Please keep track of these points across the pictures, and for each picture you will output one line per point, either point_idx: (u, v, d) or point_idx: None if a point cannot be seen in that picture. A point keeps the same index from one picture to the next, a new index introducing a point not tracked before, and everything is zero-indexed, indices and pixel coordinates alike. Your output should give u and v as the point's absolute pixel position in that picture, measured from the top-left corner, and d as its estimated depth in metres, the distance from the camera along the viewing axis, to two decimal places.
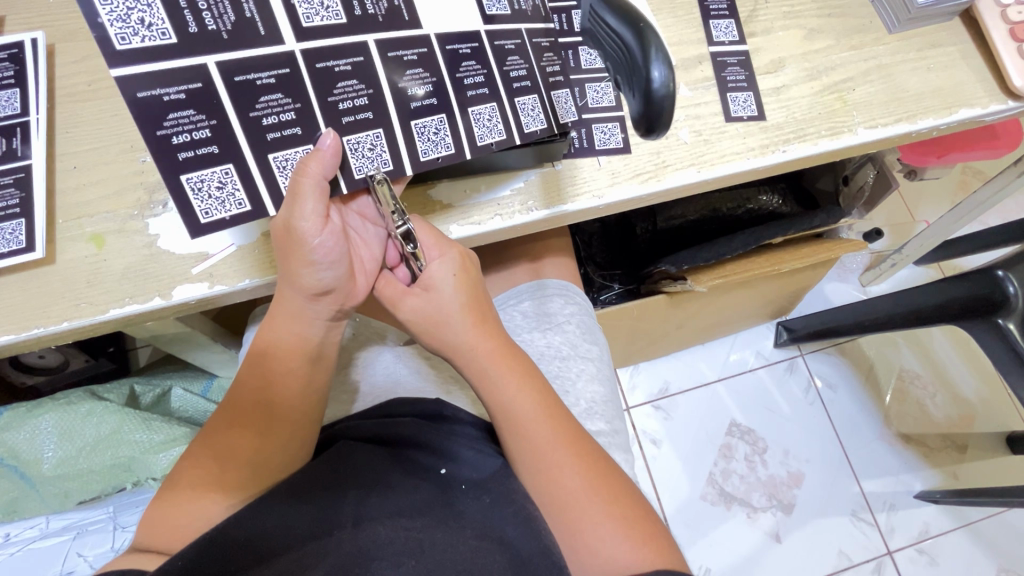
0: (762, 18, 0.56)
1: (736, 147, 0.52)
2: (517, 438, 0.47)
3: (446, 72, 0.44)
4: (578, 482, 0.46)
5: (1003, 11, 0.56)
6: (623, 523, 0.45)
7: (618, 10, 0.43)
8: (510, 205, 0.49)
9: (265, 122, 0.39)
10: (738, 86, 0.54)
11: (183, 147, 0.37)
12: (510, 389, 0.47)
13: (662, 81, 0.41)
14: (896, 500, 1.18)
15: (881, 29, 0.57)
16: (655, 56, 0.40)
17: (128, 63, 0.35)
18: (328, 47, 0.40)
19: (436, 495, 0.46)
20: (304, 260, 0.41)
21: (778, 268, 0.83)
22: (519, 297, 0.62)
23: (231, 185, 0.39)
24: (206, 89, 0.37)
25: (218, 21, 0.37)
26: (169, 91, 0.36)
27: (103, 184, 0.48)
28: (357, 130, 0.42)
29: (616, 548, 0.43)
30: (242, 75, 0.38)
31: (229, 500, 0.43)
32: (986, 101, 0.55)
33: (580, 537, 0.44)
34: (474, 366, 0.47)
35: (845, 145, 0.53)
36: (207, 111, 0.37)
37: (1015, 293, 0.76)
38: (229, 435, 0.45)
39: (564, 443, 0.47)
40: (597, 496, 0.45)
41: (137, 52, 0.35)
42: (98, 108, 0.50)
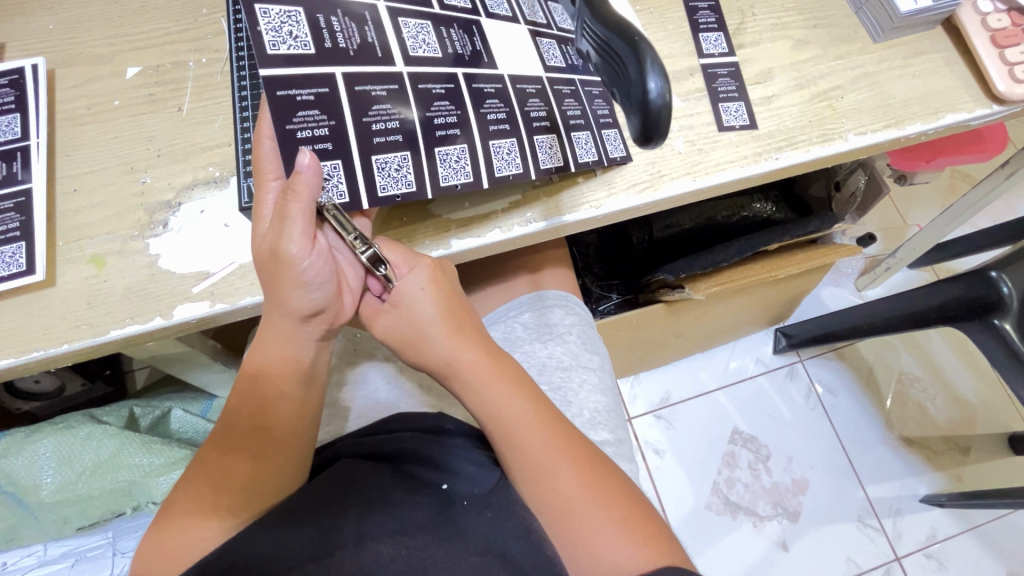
0: (749, 30, 0.58)
1: (730, 155, 0.53)
2: (511, 450, 0.47)
3: (517, 104, 0.48)
4: (577, 488, 0.45)
5: (982, 19, 0.57)
6: (625, 527, 0.44)
7: (605, 26, 0.42)
8: (509, 217, 0.50)
9: (374, 128, 0.42)
10: (730, 97, 0.55)
11: (308, 141, 0.39)
12: (499, 400, 0.47)
13: (656, 95, 0.40)
14: (901, 505, 1.17)
15: (866, 38, 0.59)
16: (652, 69, 0.39)
17: (273, 71, 0.38)
18: (432, 75, 0.45)
19: (437, 512, 0.45)
20: (293, 284, 0.41)
21: (776, 276, 0.84)
22: (520, 309, 0.62)
23: (336, 179, 0.41)
24: (338, 95, 0.40)
25: (348, 41, 0.42)
26: (303, 91, 0.39)
27: (104, 205, 0.48)
28: (447, 143, 0.44)
29: (618, 554, 0.43)
30: (362, 86, 0.41)
31: (225, 525, 0.42)
32: (972, 106, 0.56)
33: (582, 547, 0.43)
34: (459, 373, 0.47)
35: (836, 151, 0.54)
36: (333, 112, 0.40)
37: (1010, 294, 0.78)
38: (224, 461, 0.44)
39: (557, 450, 0.47)
40: (595, 501, 0.45)
41: (282, 59, 0.39)
42: (99, 131, 0.50)
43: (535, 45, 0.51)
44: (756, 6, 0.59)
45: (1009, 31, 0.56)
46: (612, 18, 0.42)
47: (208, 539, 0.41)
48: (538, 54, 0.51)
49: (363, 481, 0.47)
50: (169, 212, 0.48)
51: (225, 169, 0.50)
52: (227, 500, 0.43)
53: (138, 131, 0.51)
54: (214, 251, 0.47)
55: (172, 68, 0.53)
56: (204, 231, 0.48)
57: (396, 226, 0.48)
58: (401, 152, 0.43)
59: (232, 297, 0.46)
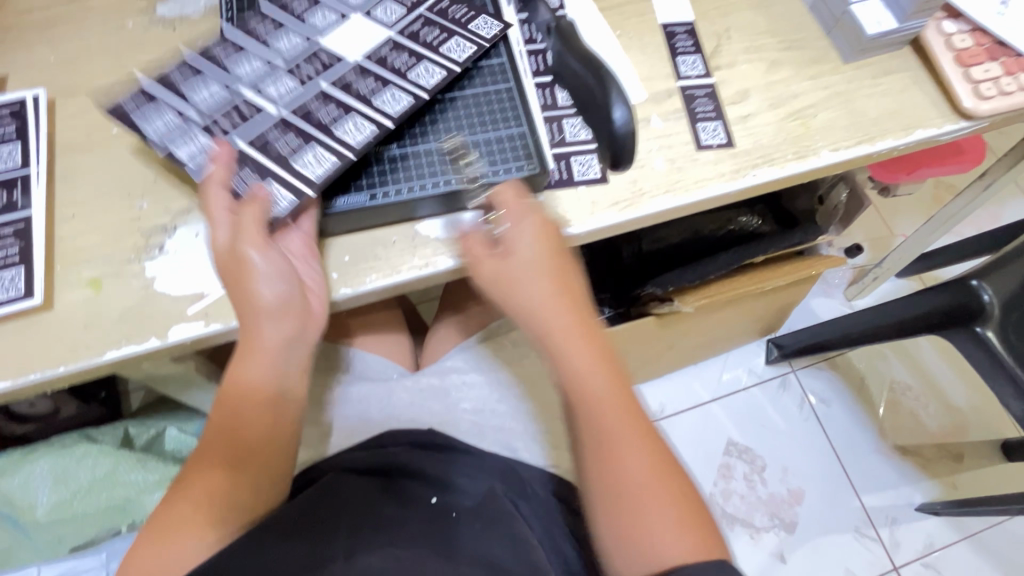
0: (725, 53, 0.61)
1: (709, 172, 0.55)
2: (586, 408, 0.45)
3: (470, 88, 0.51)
4: (643, 464, 0.43)
5: (947, 40, 0.59)
6: (684, 516, 0.42)
7: (580, 57, 0.53)
8: (495, 235, 0.51)
9: (341, 126, 0.48)
10: (707, 117, 0.57)
11: (221, 165, 0.47)
12: (581, 361, 0.45)
13: (622, 121, 0.50)
14: (897, 514, 1.18)
15: (837, 59, 0.61)
16: (617, 99, 0.50)
17: (194, 127, 0.48)
18: (341, 92, 0.49)
19: (431, 526, 0.46)
20: (251, 282, 0.44)
21: (762, 286, 0.89)
22: (508, 327, 0.64)
23: (323, 165, 0.46)
24: (260, 126, 0.48)
25: (298, 79, 0.50)
26: (223, 130, 0.48)
27: (101, 230, 0.49)
28: (411, 122, 0.48)
29: (675, 541, 0.41)
30: (318, 103, 0.49)
31: (206, 538, 0.41)
32: (940, 122, 0.59)
33: (642, 529, 0.41)
34: (542, 329, 0.46)
35: (811, 167, 0.56)
36: (244, 137, 0.48)
37: (990, 301, 0.82)
38: (202, 473, 0.44)
39: (632, 431, 0.44)
40: (658, 489, 0.42)
41: (202, 114, 0.49)
42: (97, 158, 0.52)
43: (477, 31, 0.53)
44: (731, 30, 0.62)
45: (972, 50, 0.59)
46: (583, 53, 0.53)
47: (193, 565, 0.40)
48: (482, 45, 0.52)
49: (354, 498, 0.47)
50: (164, 236, 0.50)
51: None
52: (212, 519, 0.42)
53: (135, 157, 0.52)
54: (208, 273, 0.49)
55: None
56: (198, 253, 0.49)
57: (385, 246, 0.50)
58: (310, 155, 0.47)
59: (226, 316, 0.47)
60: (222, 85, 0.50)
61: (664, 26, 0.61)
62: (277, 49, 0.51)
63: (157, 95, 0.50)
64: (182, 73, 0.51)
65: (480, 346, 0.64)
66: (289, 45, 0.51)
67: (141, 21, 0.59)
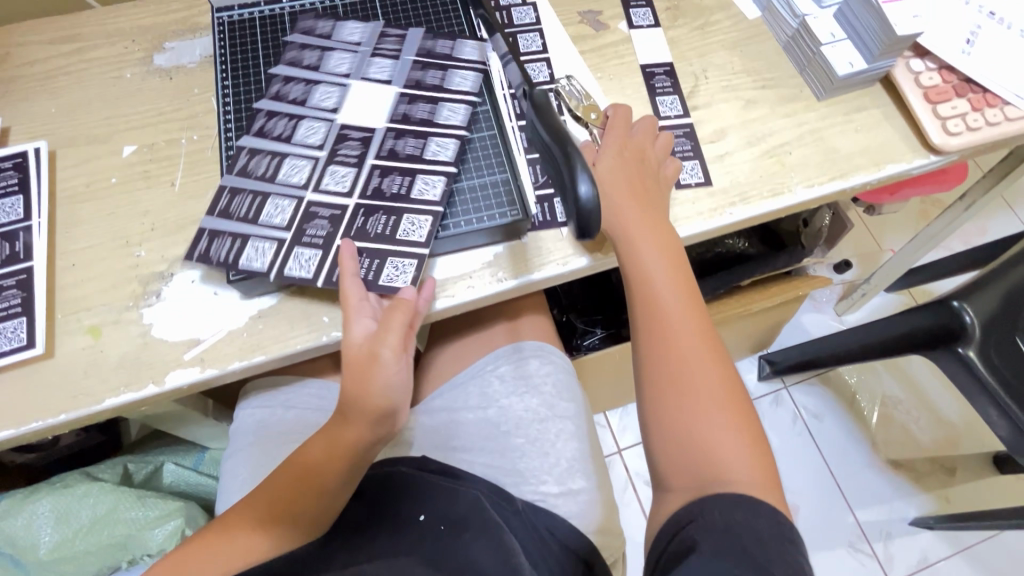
0: (703, 93, 0.63)
1: (687, 211, 0.57)
2: (647, 301, 0.50)
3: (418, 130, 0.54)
4: (708, 371, 0.47)
5: (915, 78, 0.61)
6: (739, 425, 0.46)
7: (550, 130, 0.46)
8: (481, 277, 0.53)
9: (316, 211, 0.50)
10: (685, 157, 0.59)
11: (327, 263, 0.49)
12: (654, 257, 0.51)
13: (587, 195, 0.44)
14: (891, 529, 1.19)
15: (811, 97, 0.63)
16: (581, 172, 0.43)
17: (264, 241, 0.50)
18: (391, 158, 0.53)
19: (426, 538, 0.52)
20: (378, 384, 0.47)
21: (751, 309, 0.92)
22: (497, 362, 0.65)
23: (314, 257, 0.49)
24: (336, 215, 0.51)
25: (256, 178, 0.51)
26: (299, 230, 0.50)
27: (101, 278, 0.51)
28: (384, 188, 0.52)
29: (729, 447, 0.44)
30: (282, 196, 0.51)
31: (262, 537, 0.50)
32: (911, 157, 0.61)
33: (695, 428, 0.45)
34: (620, 231, 0.52)
35: (787, 203, 0.58)
36: (330, 228, 0.50)
37: (971, 322, 0.84)
38: (289, 489, 0.50)
39: (695, 332, 0.49)
40: (716, 401, 0.46)
41: (270, 226, 0.50)
42: (97, 207, 0.54)
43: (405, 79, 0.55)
44: (708, 70, 0.64)
45: (940, 88, 0.60)
46: (551, 123, 0.46)
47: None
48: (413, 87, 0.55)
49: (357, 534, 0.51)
50: (161, 282, 0.51)
51: None
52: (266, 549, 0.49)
53: (133, 206, 0.54)
54: (204, 319, 0.50)
55: (165, 145, 0.57)
56: (194, 299, 0.51)
57: None
58: (407, 222, 0.51)
59: (222, 363, 0.49)
60: (269, 194, 0.51)
61: (643, 67, 0.64)
62: (300, 142, 0.53)
63: (213, 228, 0.50)
64: (223, 197, 0.51)
65: (471, 384, 0.65)
66: (309, 134, 0.53)
67: (139, 71, 0.61)
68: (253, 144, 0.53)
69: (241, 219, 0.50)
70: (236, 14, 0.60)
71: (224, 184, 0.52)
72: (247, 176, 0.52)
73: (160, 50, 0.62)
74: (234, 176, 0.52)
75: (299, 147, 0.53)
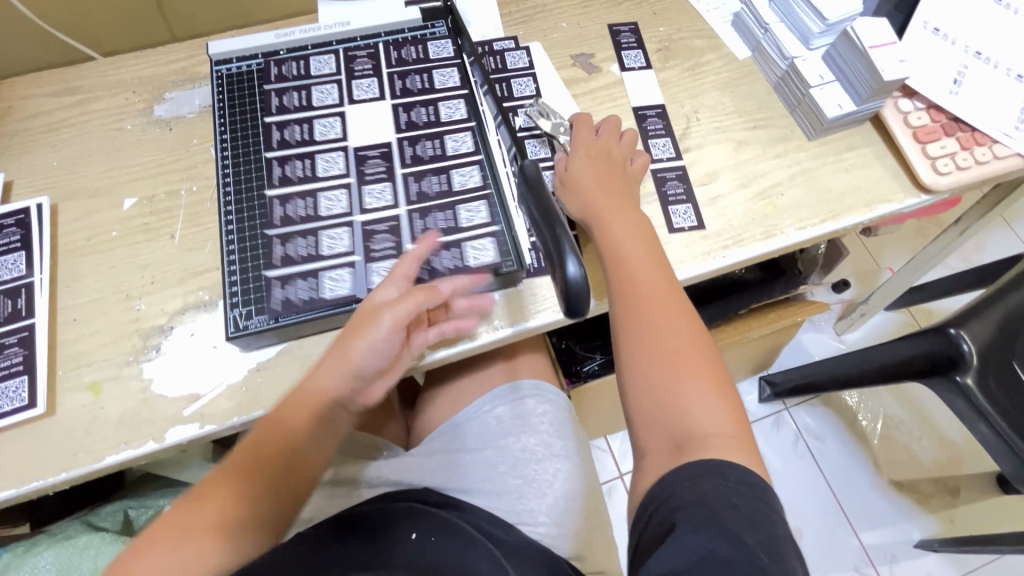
0: (695, 134, 0.64)
1: (681, 255, 0.58)
2: (621, 278, 0.52)
3: (407, 156, 0.58)
4: (683, 341, 0.49)
5: (904, 118, 0.62)
6: (716, 393, 0.47)
7: (540, 210, 0.49)
8: (478, 326, 0.54)
9: (318, 240, 0.53)
10: (678, 200, 0.60)
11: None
12: (627, 239, 0.53)
13: (575, 275, 0.45)
14: (896, 551, 1.18)
15: (801, 137, 0.64)
16: (567, 252, 0.45)
17: (339, 269, 0.52)
18: (416, 162, 0.57)
19: (413, 558, 0.51)
20: (365, 344, 0.47)
21: (747, 335, 0.92)
22: (493, 402, 0.66)
23: (314, 283, 0.52)
24: (394, 225, 0.54)
25: (271, 210, 0.55)
26: (366, 248, 0.53)
27: (101, 333, 0.52)
28: (385, 213, 0.55)
29: (706, 412, 0.46)
30: (290, 228, 0.54)
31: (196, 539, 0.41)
32: (902, 196, 0.61)
33: (674, 396, 0.47)
34: (593, 218, 0.55)
35: (780, 245, 0.59)
36: (394, 238, 0.54)
37: (969, 351, 0.84)
38: (238, 476, 0.45)
39: (668, 306, 0.50)
40: (694, 371, 0.48)
41: (335, 255, 0.53)
42: (96, 261, 0.55)
43: (398, 111, 0.60)
44: (700, 111, 0.65)
45: (929, 128, 0.61)
46: (542, 203, 0.49)
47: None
48: (402, 117, 0.59)
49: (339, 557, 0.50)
50: (161, 337, 0.52)
51: (214, 292, 0.54)
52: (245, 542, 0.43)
53: (134, 259, 0.55)
54: (204, 373, 0.51)
55: (165, 197, 0.58)
56: (193, 354, 0.52)
57: None
58: (464, 211, 0.55)
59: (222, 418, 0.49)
60: (318, 231, 0.54)
61: (635, 109, 0.65)
62: (325, 175, 0.56)
63: (280, 276, 0.52)
64: (276, 247, 0.53)
65: (467, 425, 0.65)
66: (331, 165, 0.57)
67: (140, 123, 0.62)
68: (282, 192, 0.55)
69: (304, 260, 0.53)
70: (234, 67, 0.61)
71: (272, 236, 0.54)
72: (290, 223, 0.54)
73: (160, 101, 0.63)
74: (278, 228, 0.54)
75: (327, 181, 0.56)
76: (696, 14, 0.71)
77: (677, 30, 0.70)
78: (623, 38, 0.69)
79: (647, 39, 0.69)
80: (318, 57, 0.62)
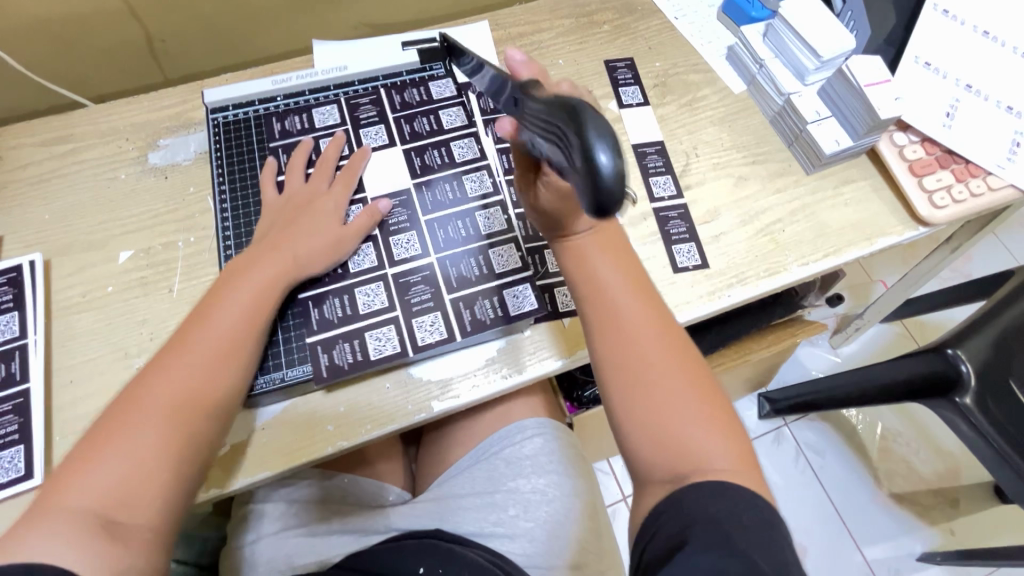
0: (695, 171, 0.64)
1: (686, 295, 0.57)
2: (597, 311, 0.48)
3: (419, 208, 0.58)
4: (670, 363, 0.46)
5: (900, 151, 0.63)
6: (712, 421, 0.44)
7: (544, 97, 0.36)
8: (480, 376, 0.53)
9: (340, 303, 0.53)
10: (682, 239, 0.60)
11: (450, 319, 0.53)
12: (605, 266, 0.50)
13: (610, 168, 0.30)
14: (900, 565, 1.18)
15: (800, 171, 0.64)
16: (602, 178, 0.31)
17: (381, 327, 0.53)
18: (438, 207, 0.58)
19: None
20: (297, 222, 0.53)
21: (748, 358, 0.92)
22: (501, 444, 0.65)
23: (341, 348, 0.52)
24: (429, 275, 0.55)
25: None
26: (404, 301, 0.54)
27: (99, 395, 0.51)
28: (405, 270, 0.55)
29: (706, 443, 0.43)
30: (310, 293, 0.53)
31: (90, 490, 0.40)
32: (901, 228, 0.62)
33: (668, 427, 0.44)
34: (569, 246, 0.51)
35: (783, 282, 0.59)
36: (431, 289, 0.54)
37: (967, 371, 0.85)
38: (139, 412, 0.43)
39: (651, 330, 0.48)
40: (686, 397, 0.45)
41: (373, 312, 0.53)
42: (92, 318, 0.54)
43: (407, 157, 0.60)
44: (698, 147, 0.65)
45: (924, 161, 0.62)
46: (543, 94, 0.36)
47: (177, 507, 0.42)
48: (408, 166, 0.59)
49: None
50: None
51: None
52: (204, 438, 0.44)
53: (133, 315, 0.54)
54: None
55: (162, 249, 0.57)
56: None
57: (379, 394, 0.52)
58: (496, 256, 0.56)
59: (231, 480, 0.49)
60: (351, 288, 0.54)
61: (635, 146, 0.65)
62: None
63: (320, 340, 0.52)
64: (310, 310, 0.53)
65: (476, 468, 0.65)
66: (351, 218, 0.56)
67: (134, 172, 0.61)
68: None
69: (342, 320, 0.53)
70: (230, 114, 0.61)
71: (302, 298, 0.53)
72: (320, 282, 0.54)
73: (154, 148, 0.62)
74: (310, 288, 0.54)
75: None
76: (690, 48, 0.71)
77: (672, 65, 0.70)
78: (620, 74, 0.69)
79: (643, 75, 0.70)
80: (314, 102, 0.62)
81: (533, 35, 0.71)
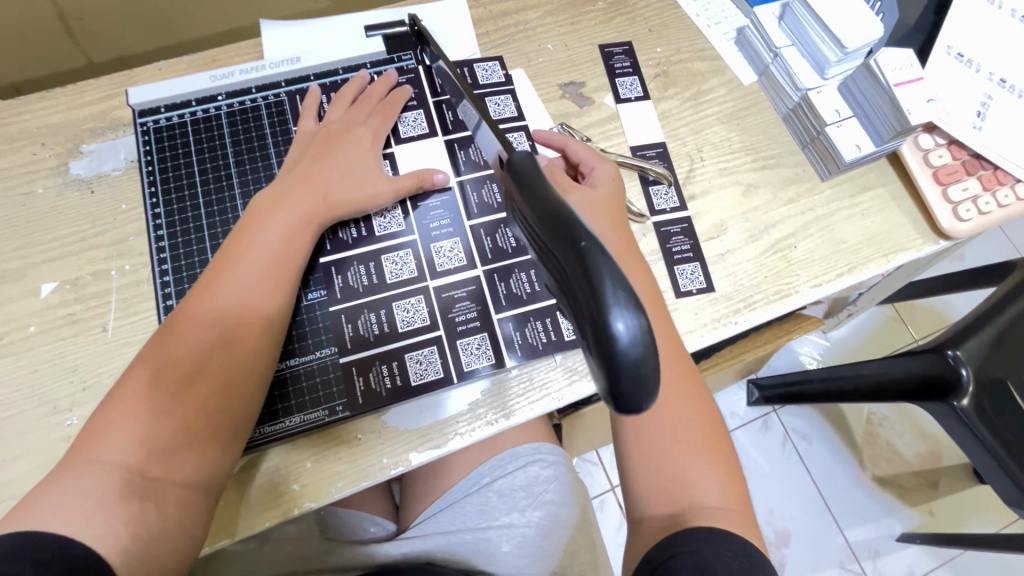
0: (700, 178, 0.57)
1: (689, 323, 0.52)
2: None
3: (464, 214, 0.53)
4: (682, 399, 0.46)
5: (924, 156, 0.57)
6: (716, 471, 0.44)
7: (541, 208, 0.28)
8: (469, 421, 0.48)
9: (379, 319, 0.49)
10: (684, 258, 0.54)
11: (499, 343, 0.50)
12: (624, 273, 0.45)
13: (631, 339, 0.24)
14: (880, 546, 1.21)
15: (814, 177, 0.58)
16: (613, 299, 0.24)
17: (423, 349, 0.49)
18: (482, 212, 0.53)
19: None
20: (339, 154, 0.50)
21: (743, 358, 0.89)
22: (492, 474, 0.61)
23: (382, 369, 0.48)
24: (474, 290, 0.51)
25: (319, 291, 0.49)
26: (447, 320, 0.50)
27: (27, 456, 0.44)
28: (450, 285, 0.51)
29: (704, 488, 0.43)
30: (349, 303, 0.49)
31: (127, 435, 0.38)
32: (920, 243, 0.57)
33: (668, 470, 0.44)
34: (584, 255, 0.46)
35: (793, 306, 0.54)
36: (476, 307, 0.51)
37: (967, 376, 0.81)
38: (176, 353, 0.41)
39: (669, 361, 0.46)
40: (694, 442, 0.45)
41: (414, 331, 0.49)
42: (12, 365, 0.46)
43: (452, 152, 0.55)
44: (704, 149, 0.58)
45: (950, 167, 0.56)
46: (543, 200, 0.28)
47: (212, 454, 0.40)
48: (455, 164, 0.54)
49: None
50: None
51: None
52: (235, 397, 0.41)
53: (60, 361, 0.47)
54: None
55: (92, 279, 0.49)
56: None
57: (350, 446, 0.47)
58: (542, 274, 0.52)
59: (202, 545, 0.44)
60: (389, 302, 0.50)
61: (634, 149, 0.58)
62: (385, 234, 0.51)
63: (355, 361, 0.48)
64: (342, 326, 0.49)
65: (466, 500, 0.60)
66: (390, 223, 0.52)
67: (53, 185, 0.52)
68: (338, 258, 0.50)
69: (379, 339, 0.49)
70: (163, 117, 0.53)
71: (338, 312, 0.49)
72: (354, 295, 0.50)
73: (75, 155, 0.53)
74: (342, 301, 0.49)
75: (389, 242, 0.51)
76: (695, 30, 0.63)
77: (675, 51, 0.62)
78: (616, 61, 0.61)
79: (643, 62, 0.61)
80: (264, 103, 0.54)
81: (518, 13, 0.61)
